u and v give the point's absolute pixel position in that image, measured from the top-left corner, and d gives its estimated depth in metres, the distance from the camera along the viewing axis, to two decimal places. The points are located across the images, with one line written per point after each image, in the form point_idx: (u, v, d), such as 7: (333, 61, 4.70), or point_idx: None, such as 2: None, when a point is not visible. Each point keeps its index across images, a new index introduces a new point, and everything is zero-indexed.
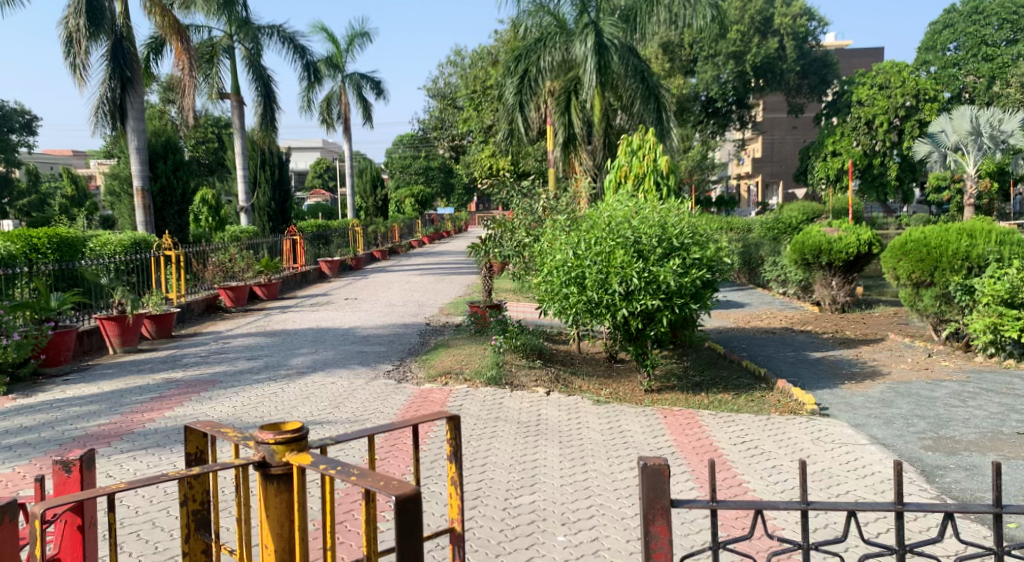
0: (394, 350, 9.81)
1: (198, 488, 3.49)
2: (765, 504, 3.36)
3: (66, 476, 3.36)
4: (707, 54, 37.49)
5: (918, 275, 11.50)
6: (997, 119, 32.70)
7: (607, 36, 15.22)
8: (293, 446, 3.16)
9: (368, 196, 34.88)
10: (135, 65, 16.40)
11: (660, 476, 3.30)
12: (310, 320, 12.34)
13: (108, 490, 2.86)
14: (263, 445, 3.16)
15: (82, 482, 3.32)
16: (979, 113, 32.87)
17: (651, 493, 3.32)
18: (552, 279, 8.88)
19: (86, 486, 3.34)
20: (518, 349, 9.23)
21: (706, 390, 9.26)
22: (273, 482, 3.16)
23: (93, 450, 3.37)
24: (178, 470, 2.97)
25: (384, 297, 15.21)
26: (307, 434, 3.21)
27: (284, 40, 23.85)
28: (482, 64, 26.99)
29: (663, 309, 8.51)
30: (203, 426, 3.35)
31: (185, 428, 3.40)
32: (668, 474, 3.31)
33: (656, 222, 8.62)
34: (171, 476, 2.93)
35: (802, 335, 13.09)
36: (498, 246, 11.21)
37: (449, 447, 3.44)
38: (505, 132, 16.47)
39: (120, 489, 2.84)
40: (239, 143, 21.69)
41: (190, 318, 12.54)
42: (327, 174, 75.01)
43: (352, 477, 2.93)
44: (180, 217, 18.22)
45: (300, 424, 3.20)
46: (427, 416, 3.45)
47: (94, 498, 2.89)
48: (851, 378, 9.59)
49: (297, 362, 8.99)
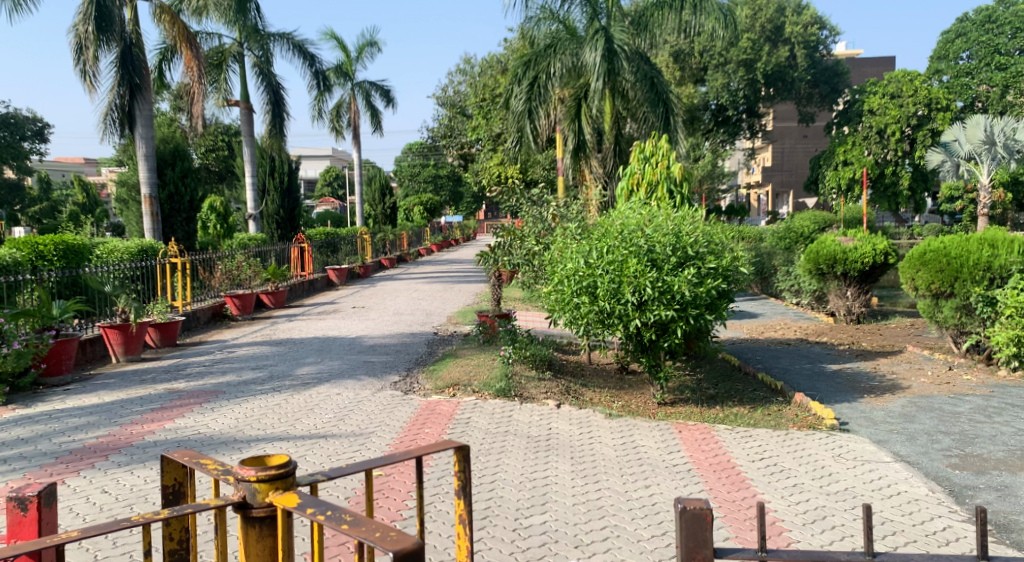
0: (401, 360, 9.61)
1: (175, 526, 3.38)
2: (824, 556, 3.37)
3: (22, 516, 3.21)
4: (718, 63, 37.33)
5: (937, 286, 11.32)
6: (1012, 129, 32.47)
7: (618, 42, 15.07)
8: (276, 485, 3.01)
9: (377, 204, 34.74)
10: (144, 71, 16.32)
11: (701, 521, 3.24)
12: (317, 329, 12.13)
13: (59, 540, 2.78)
14: (245, 483, 3.01)
15: (39, 525, 3.19)
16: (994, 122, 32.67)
17: (691, 543, 3.25)
18: (562, 289, 8.67)
19: (44, 528, 3.21)
20: (527, 360, 9.06)
21: (721, 403, 9.04)
22: (255, 526, 3.03)
23: (51, 488, 3.24)
24: (145, 514, 2.87)
25: (392, 305, 15.04)
26: (294, 470, 3.05)
27: (294, 48, 23.75)
28: (492, 72, 26.89)
29: (678, 319, 8.30)
30: (182, 457, 3.26)
31: (163, 459, 3.32)
32: (712, 521, 3.24)
33: (671, 230, 8.39)
34: (135, 522, 2.83)
35: (818, 346, 12.84)
36: (507, 255, 11.01)
37: (456, 481, 3.29)
38: (515, 140, 16.28)
39: (72, 538, 2.75)
40: (248, 150, 21.58)
41: (195, 327, 12.37)
42: (336, 182, 75.08)
43: (342, 526, 2.79)
44: (188, 224, 18.09)
45: (286, 461, 3.05)
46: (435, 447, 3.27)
47: (49, 547, 2.82)
48: (870, 392, 9.35)
49: (302, 372, 8.77)
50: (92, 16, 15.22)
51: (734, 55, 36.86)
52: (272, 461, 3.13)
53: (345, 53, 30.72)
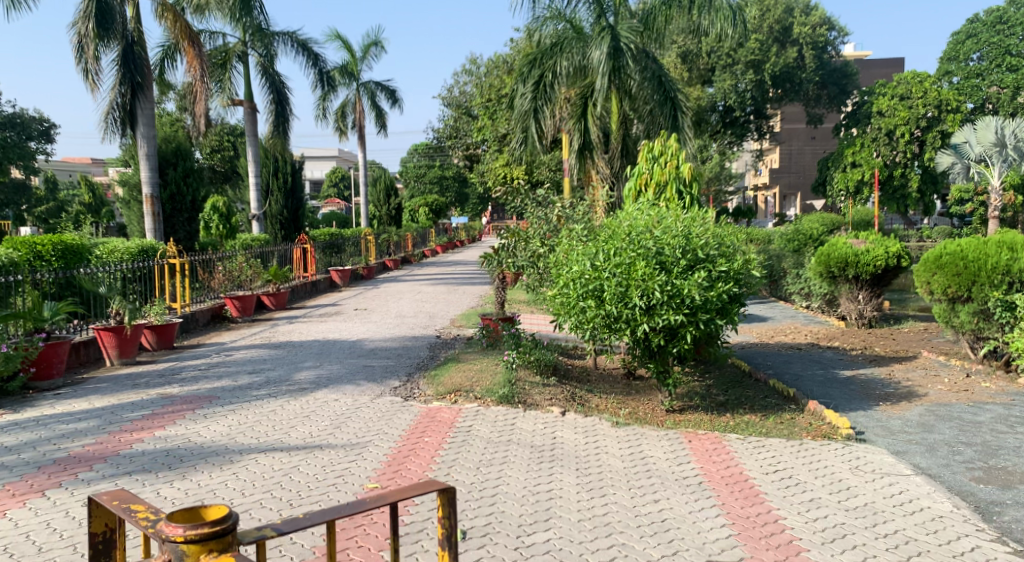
0: (402, 365, 9.35)
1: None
2: None
3: None
4: (726, 63, 37.06)
5: (954, 290, 11.07)
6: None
7: (625, 41, 14.82)
8: (212, 544, 3.18)
9: (382, 205, 34.52)
10: (147, 70, 16.10)
11: None
12: (317, 332, 11.85)
13: None
14: (177, 540, 3.16)
15: None
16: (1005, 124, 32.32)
17: None
18: (567, 293, 8.39)
19: None
20: (530, 365, 8.81)
21: (732, 411, 8.76)
22: None
23: None
24: None
25: (395, 307, 14.80)
26: (232, 527, 3.21)
27: (298, 47, 23.53)
28: (498, 72, 26.67)
29: (688, 324, 8.02)
30: (113, 502, 3.38)
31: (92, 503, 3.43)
32: None
33: (680, 232, 8.11)
34: None
35: (830, 351, 12.53)
36: (512, 256, 10.73)
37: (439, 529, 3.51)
38: (520, 140, 16.03)
39: None
40: (252, 150, 21.35)
41: (194, 329, 12.11)
42: (343, 183, 74.99)
43: None
44: (190, 224, 17.85)
45: (226, 517, 3.22)
46: (418, 490, 3.44)
47: None
48: (886, 399, 9.08)
49: (299, 377, 8.50)
50: (92, 13, 14.99)
51: (742, 56, 36.56)
52: (206, 515, 3.30)
53: (350, 53, 30.50)
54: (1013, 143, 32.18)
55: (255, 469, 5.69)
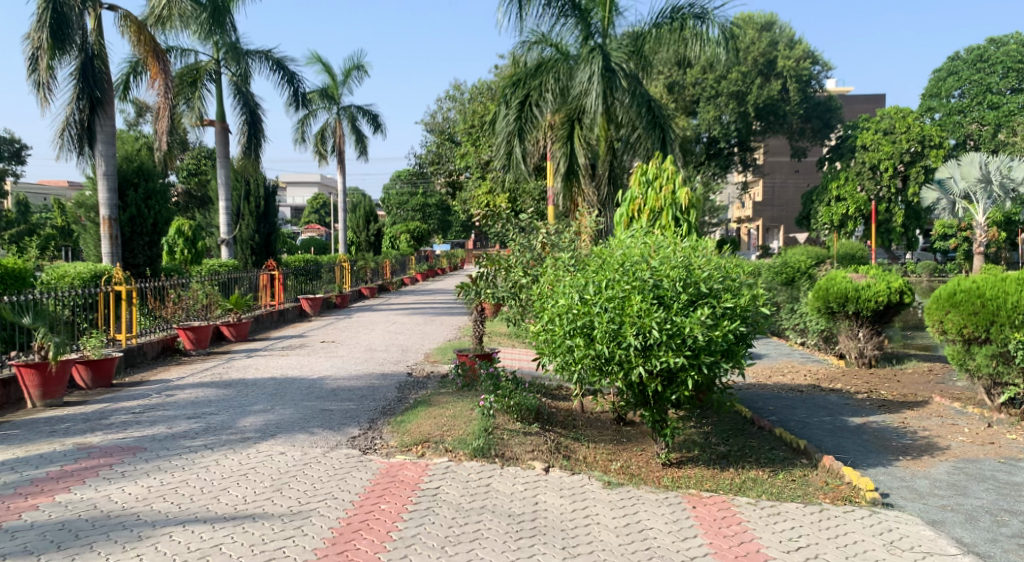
0: (365, 409, 8.30)
1: None
2: None
3: None
4: (709, 95, 36.52)
5: (971, 331, 10.24)
6: (1007, 167, 32.11)
7: (615, 61, 14.11)
8: None
9: (360, 231, 33.51)
10: (107, 85, 14.95)
11: None
12: (276, 368, 10.77)
13: None
14: None
15: None
16: (989, 160, 32.35)
17: None
18: (552, 329, 7.42)
19: None
20: (509, 411, 7.84)
21: (737, 466, 7.77)
22: None
23: None
24: None
25: (365, 340, 13.76)
26: None
27: (273, 66, 22.61)
28: (482, 98, 25.96)
29: (688, 368, 7.07)
30: None
31: None
32: None
33: (680, 263, 7.17)
34: None
35: (833, 394, 11.55)
36: (491, 287, 9.74)
37: None
38: (502, 166, 15.18)
39: None
40: (222, 172, 20.31)
41: (140, 363, 11.00)
42: (324, 210, 73.91)
43: None
44: (150, 248, 16.59)
45: None
46: None
47: None
48: (906, 453, 8.15)
49: (245, 424, 7.41)
50: (46, 22, 13.87)
51: (725, 87, 35.97)
52: None
53: (330, 76, 29.63)
54: (998, 180, 32.22)
55: (167, 549, 4.83)
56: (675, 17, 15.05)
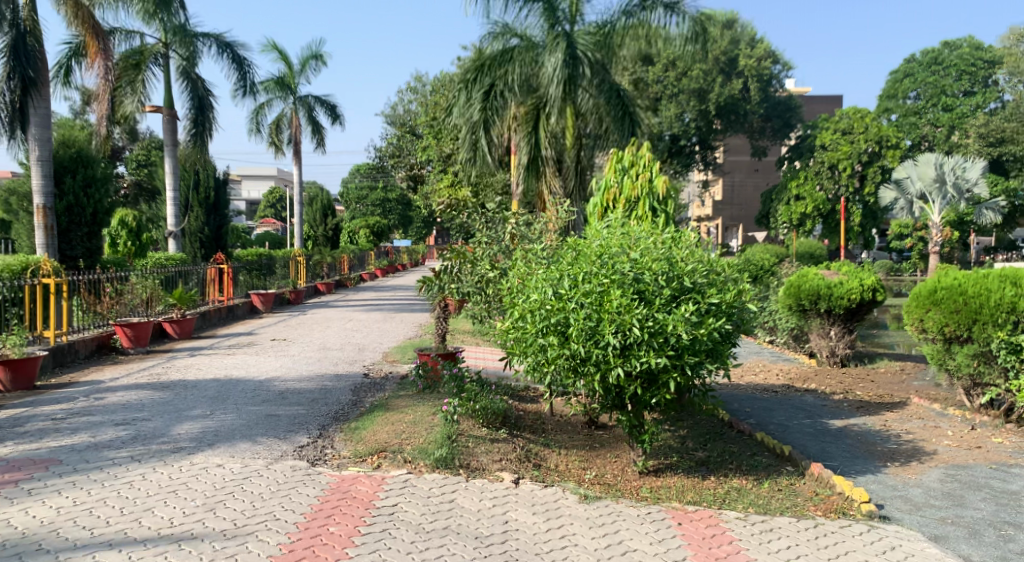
0: (316, 414, 7.59)
1: None
2: None
3: None
4: (671, 93, 36.13)
5: (952, 329, 9.80)
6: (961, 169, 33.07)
7: (581, 48, 13.51)
8: None
9: (318, 225, 32.58)
10: (41, 65, 13.78)
11: None
12: (220, 367, 9.99)
13: None
14: None
15: None
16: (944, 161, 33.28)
17: None
18: (522, 326, 6.81)
19: None
20: (475, 415, 7.25)
21: (719, 475, 7.22)
22: None
23: None
24: None
25: (319, 338, 13.00)
26: None
27: (223, 50, 21.68)
28: (444, 90, 25.26)
29: (670, 369, 6.51)
30: None
31: None
32: None
33: (662, 256, 6.60)
34: None
35: (809, 395, 11.08)
36: (455, 282, 9.09)
37: None
38: (465, 158, 14.49)
39: None
40: (170, 162, 19.34)
41: (71, 363, 10.16)
42: (281, 204, 72.32)
43: None
44: (89, 240, 15.60)
45: None
46: None
47: None
48: (895, 459, 7.66)
49: (179, 431, 6.66)
50: None
51: (687, 84, 35.61)
52: None
53: (287, 65, 28.65)
54: (952, 181, 33.22)
55: None
56: (645, 5, 14.48)
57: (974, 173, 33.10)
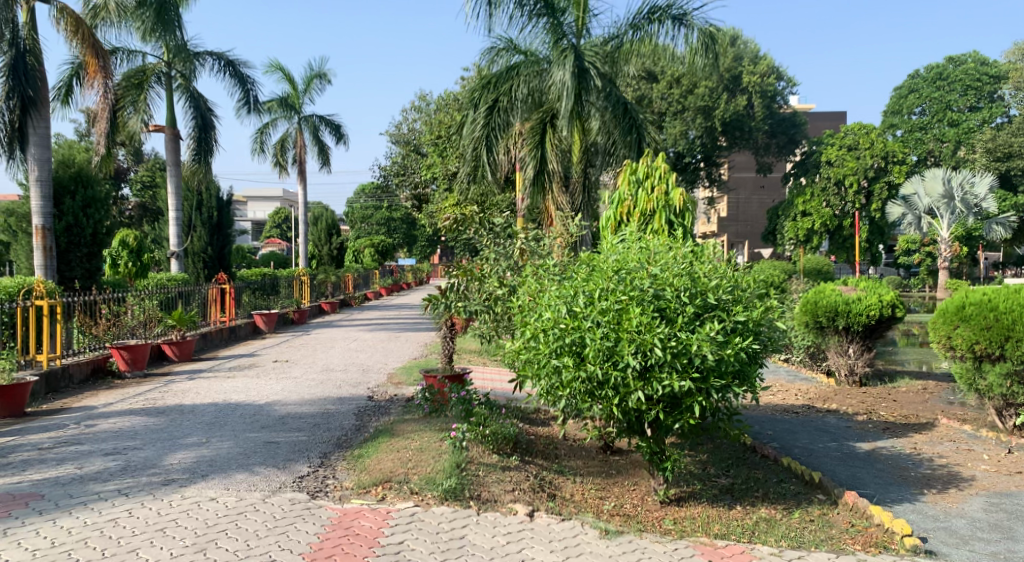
0: (319, 441, 7.20)
1: None
2: None
3: None
4: (676, 110, 35.84)
5: (983, 346, 9.41)
6: (969, 183, 32.91)
7: (588, 60, 13.17)
8: None
9: (322, 245, 32.31)
10: (41, 84, 13.34)
11: None
12: (218, 391, 9.60)
13: None
14: None
15: None
16: (951, 176, 33.21)
17: None
18: (535, 347, 6.41)
19: None
20: (485, 441, 6.85)
21: (746, 504, 6.80)
22: None
23: None
24: None
25: (322, 360, 12.61)
26: None
27: (225, 68, 21.44)
28: (448, 108, 25.00)
29: (694, 392, 6.11)
30: None
31: None
32: None
33: (684, 271, 6.21)
34: None
35: (832, 416, 10.63)
36: (463, 300, 8.68)
37: None
38: (469, 175, 14.12)
39: None
40: (171, 181, 19.05)
41: (64, 389, 9.79)
42: (286, 224, 72.16)
43: None
44: (88, 261, 15.24)
45: None
46: None
47: None
48: (932, 486, 7.22)
49: (171, 461, 6.25)
50: None
51: (692, 102, 35.33)
52: None
53: (291, 85, 28.46)
54: (960, 196, 33.05)
55: None
56: (653, 17, 14.02)
57: (982, 188, 32.92)
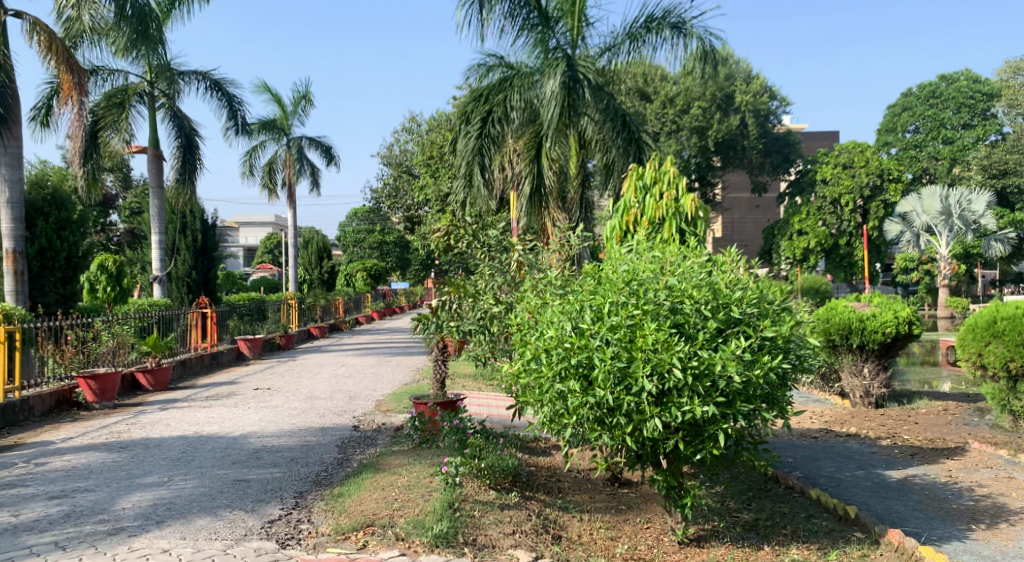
0: (296, 477, 6.44)
1: None
2: None
3: None
4: (670, 130, 35.26)
5: (1017, 364, 8.86)
6: (966, 200, 32.56)
7: (581, 69, 12.44)
8: None
9: (313, 268, 31.55)
10: (12, 101, 12.51)
11: None
12: (190, 423, 8.81)
13: None
14: None
15: None
16: (949, 193, 32.78)
17: None
18: (536, 369, 5.70)
19: None
20: (481, 475, 6.08)
21: (774, 544, 6.06)
22: None
23: None
24: None
25: (306, 387, 11.82)
26: None
27: (211, 89, 20.81)
28: (440, 128, 24.45)
29: (718, 419, 5.42)
30: None
31: None
32: None
33: (704, 282, 5.52)
34: None
35: (853, 441, 9.86)
36: (455, 319, 7.93)
37: None
38: (461, 194, 13.35)
39: None
40: (154, 204, 18.34)
41: (23, 423, 9.02)
42: (277, 250, 71.33)
43: None
44: (63, 286, 14.33)
45: None
46: None
47: None
48: (979, 521, 6.51)
49: (124, 505, 5.49)
50: None
51: (687, 122, 34.89)
52: None
53: (280, 106, 27.85)
54: (958, 213, 32.64)
55: None
56: (650, 26, 13.24)
57: (979, 205, 32.52)
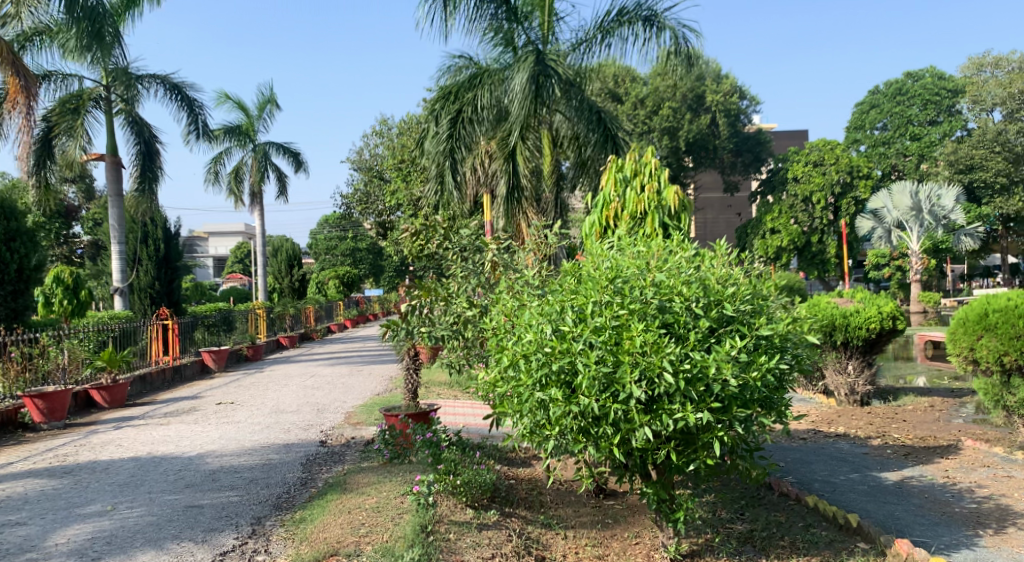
0: (255, 500, 5.95)
1: None
2: None
3: None
4: (640, 131, 34.97)
5: (1011, 357, 8.54)
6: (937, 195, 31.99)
7: (552, 64, 11.96)
8: None
9: (283, 276, 30.87)
10: None
11: None
12: (145, 442, 8.28)
13: None
14: None
15: None
16: (918, 189, 32.32)
17: None
18: (514, 377, 5.23)
19: None
20: (457, 493, 5.60)
21: (773, 558, 5.65)
22: None
23: None
24: None
25: (272, 399, 11.27)
26: None
27: (170, 91, 20.14)
28: (410, 130, 23.95)
29: (713, 425, 5.00)
30: None
31: None
32: None
33: (694, 277, 5.10)
34: None
35: (843, 442, 9.50)
36: (427, 325, 7.44)
37: None
38: (433, 197, 12.80)
39: None
40: (113, 212, 17.64)
41: None
42: (249, 259, 70.33)
43: None
44: (13, 299, 13.48)
45: None
46: None
47: None
48: (984, 525, 6.15)
49: (59, 539, 5.01)
50: None
51: (657, 123, 34.64)
52: None
53: (244, 112, 27.20)
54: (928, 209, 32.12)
55: None
56: (622, 19, 12.84)
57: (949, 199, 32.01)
